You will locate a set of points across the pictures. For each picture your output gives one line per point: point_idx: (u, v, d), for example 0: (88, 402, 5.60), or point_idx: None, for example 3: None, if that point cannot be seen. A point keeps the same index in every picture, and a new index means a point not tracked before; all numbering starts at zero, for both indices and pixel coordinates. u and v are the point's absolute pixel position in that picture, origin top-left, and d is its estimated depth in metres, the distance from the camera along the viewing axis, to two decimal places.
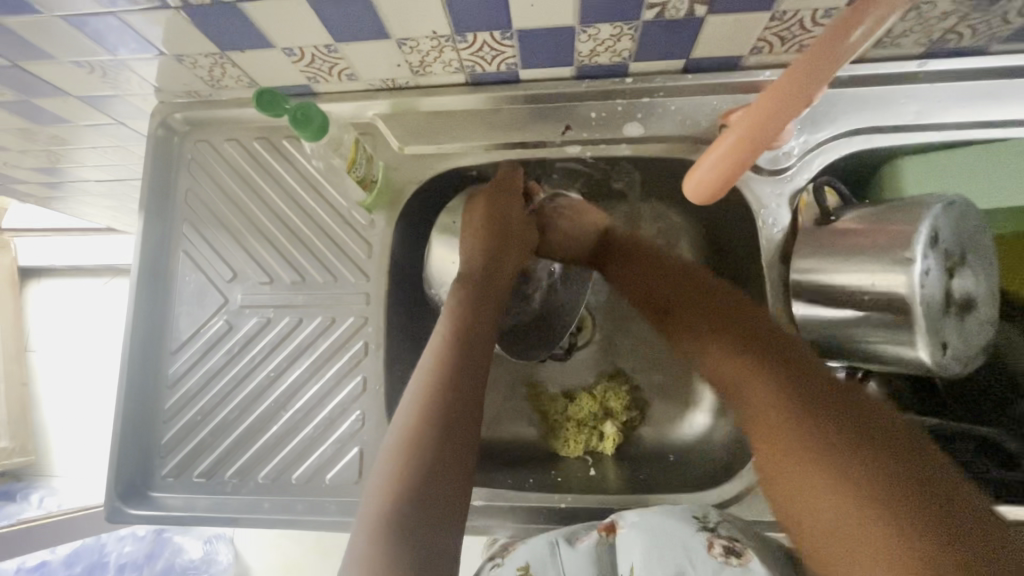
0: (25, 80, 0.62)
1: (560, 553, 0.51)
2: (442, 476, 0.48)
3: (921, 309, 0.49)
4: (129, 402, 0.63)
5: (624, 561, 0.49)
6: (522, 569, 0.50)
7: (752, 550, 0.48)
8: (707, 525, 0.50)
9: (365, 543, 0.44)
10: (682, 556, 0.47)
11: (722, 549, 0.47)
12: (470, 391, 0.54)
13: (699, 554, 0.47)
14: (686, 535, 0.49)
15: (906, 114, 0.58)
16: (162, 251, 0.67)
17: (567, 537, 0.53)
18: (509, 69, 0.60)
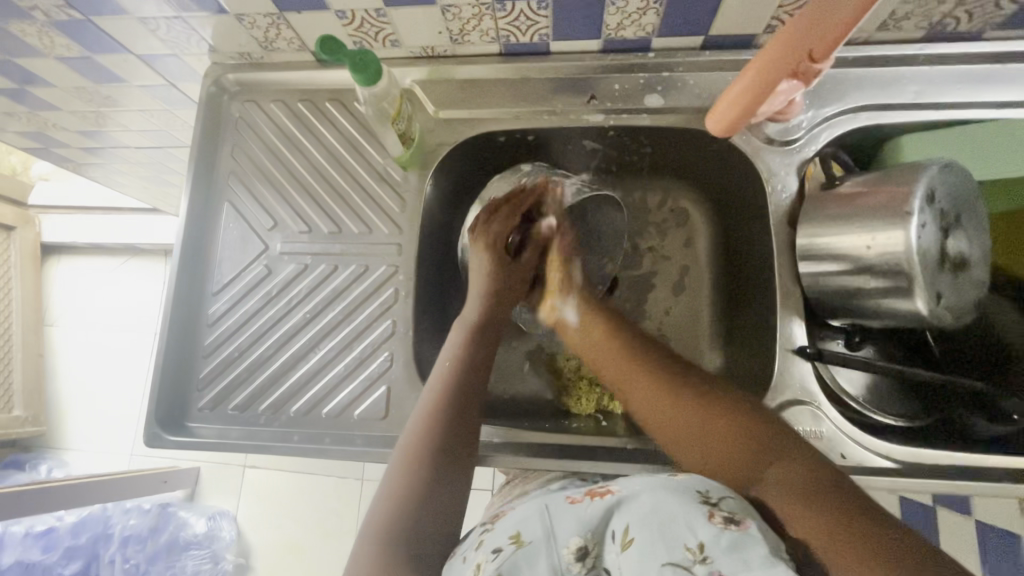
0: (92, 34, 0.67)
1: (550, 514, 0.49)
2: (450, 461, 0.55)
3: (918, 259, 0.53)
4: (171, 338, 0.67)
5: (619, 521, 0.46)
6: (512, 537, 0.48)
7: (752, 518, 0.43)
8: (708, 498, 0.45)
9: (385, 505, 0.52)
10: (678, 524, 0.43)
11: (722, 518, 0.43)
12: (474, 382, 0.60)
13: (697, 522, 0.43)
14: (687, 504, 0.44)
15: (907, 93, 0.63)
16: (208, 201, 0.72)
17: (558, 500, 0.51)
18: (541, 40, 0.65)
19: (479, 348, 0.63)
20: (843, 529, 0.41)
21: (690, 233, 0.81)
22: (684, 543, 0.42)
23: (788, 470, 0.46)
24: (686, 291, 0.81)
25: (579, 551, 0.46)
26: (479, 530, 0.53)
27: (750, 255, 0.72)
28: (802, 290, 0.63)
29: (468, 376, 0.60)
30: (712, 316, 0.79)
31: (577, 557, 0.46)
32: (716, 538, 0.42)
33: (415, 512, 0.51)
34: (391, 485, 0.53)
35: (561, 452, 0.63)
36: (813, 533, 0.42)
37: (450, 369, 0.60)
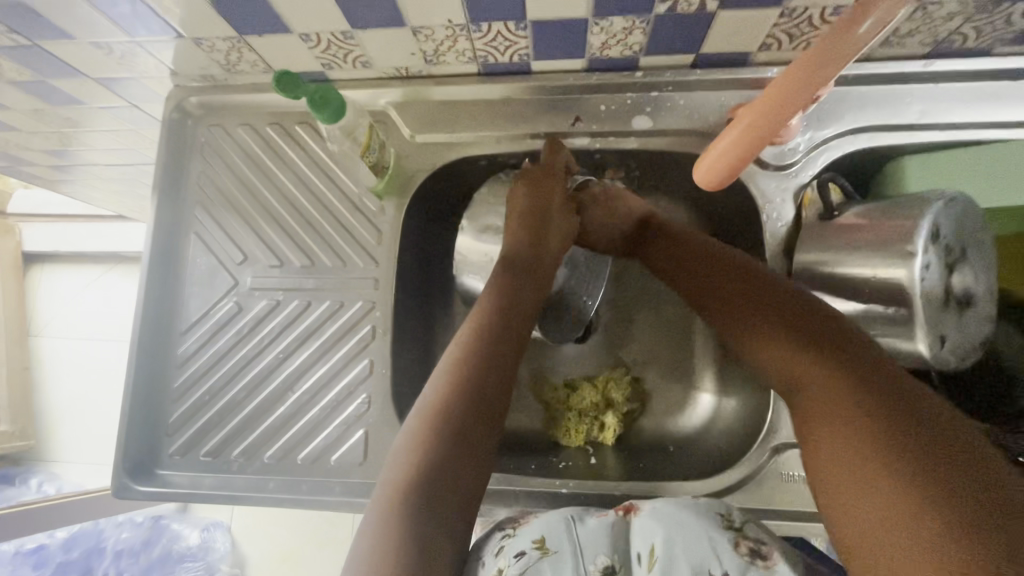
0: (43, 59, 0.63)
1: (577, 527, 0.48)
2: (461, 470, 0.46)
3: (921, 301, 0.49)
4: (139, 381, 0.64)
5: (643, 542, 0.46)
6: (538, 542, 0.47)
7: (780, 554, 0.45)
8: (732, 525, 0.47)
9: (376, 523, 0.41)
10: (702, 548, 0.44)
11: (748, 548, 0.45)
12: (497, 381, 0.51)
13: (722, 549, 0.44)
14: (711, 530, 0.46)
15: (910, 113, 0.60)
16: (174, 233, 0.68)
17: (584, 515, 0.50)
18: (521, 60, 0.61)
19: (487, 359, 0.52)
20: (915, 499, 0.35)
21: None
22: (707, 567, 0.43)
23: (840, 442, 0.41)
24: (678, 315, 0.78)
25: (606, 570, 0.45)
26: (496, 535, 0.49)
27: None
28: None
29: (484, 382, 0.50)
30: (705, 342, 0.76)
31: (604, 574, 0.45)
32: (741, 571, 0.43)
33: (417, 536, 0.41)
34: (385, 499, 0.43)
35: (547, 496, 0.61)
36: (874, 519, 0.37)
37: (460, 358, 0.52)
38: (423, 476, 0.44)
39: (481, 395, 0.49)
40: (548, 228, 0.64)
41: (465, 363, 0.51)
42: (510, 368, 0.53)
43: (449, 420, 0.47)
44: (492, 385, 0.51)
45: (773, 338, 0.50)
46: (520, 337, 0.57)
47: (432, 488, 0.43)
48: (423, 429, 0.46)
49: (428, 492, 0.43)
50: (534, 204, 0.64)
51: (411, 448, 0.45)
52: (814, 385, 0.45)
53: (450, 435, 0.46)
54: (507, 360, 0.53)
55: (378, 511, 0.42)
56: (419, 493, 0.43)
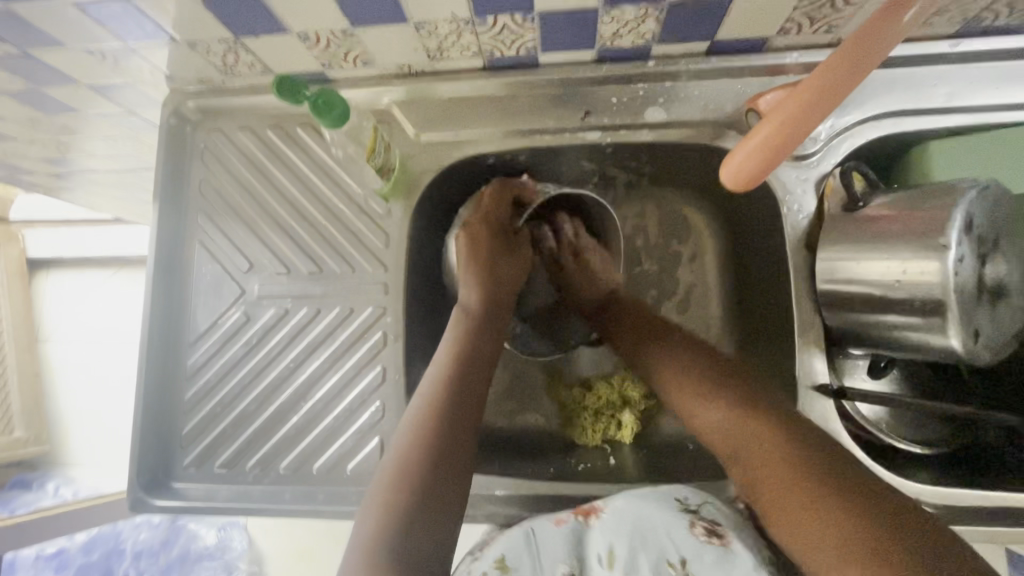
0: (35, 67, 0.61)
1: (537, 540, 0.51)
2: (447, 483, 0.51)
3: (954, 294, 0.48)
4: (149, 394, 0.63)
5: (602, 543, 0.50)
6: (498, 562, 0.50)
7: (733, 532, 0.50)
8: (691, 508, 0.52)
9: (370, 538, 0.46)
10: (660, 533, 0.50)
11: (703, 530, 0.50)
12: (472, 399, 0.57)
13: (678, 534, 0.49)
14: (669, 517, 0.51)
15: (937, 96, 0.57)
16: (177, 242, 0.66)
17: (544, 524, 0.53)
18: (528, 52, 0.59)
19: (464, 385, 0.57)
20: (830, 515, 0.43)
21: (697, 246, 0.76)
22: (665, 552, 0.49)
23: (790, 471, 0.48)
24: (693, 310, 0.76)
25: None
26: (465, 561, 0.52)
27: (762, 276, 0.67)
28: (822, 319, 0.58)
29: (462, 400, 0.56)
30: (722, 337, 0.74)
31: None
32: (698, 553, 0.48)
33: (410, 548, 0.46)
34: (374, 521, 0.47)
35: (567, 499, 0.60)
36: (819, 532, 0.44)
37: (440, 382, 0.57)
38: (413, 506, 0.48)
39: (460, 427, 0.54)
40: (497, 268, 0.69)
41: (445, 384, 0.57)
42: (484, 388, 0.59)
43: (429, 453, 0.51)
44: (469, 402, 0.57)
45: (704, 375, 0.60)
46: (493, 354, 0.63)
47: (420, 514, 0.48)
48: (412, 451, 0.51)
49: (419, 506, 0.48)
50: (476, 247, 0.68)
51: (394, 485, 0.49)
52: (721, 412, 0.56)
53: (428, 470, 0.50)
54: (483, 375, 0.59)
55: (370, 528, 0.47)
56: (411, 508, 0.48)
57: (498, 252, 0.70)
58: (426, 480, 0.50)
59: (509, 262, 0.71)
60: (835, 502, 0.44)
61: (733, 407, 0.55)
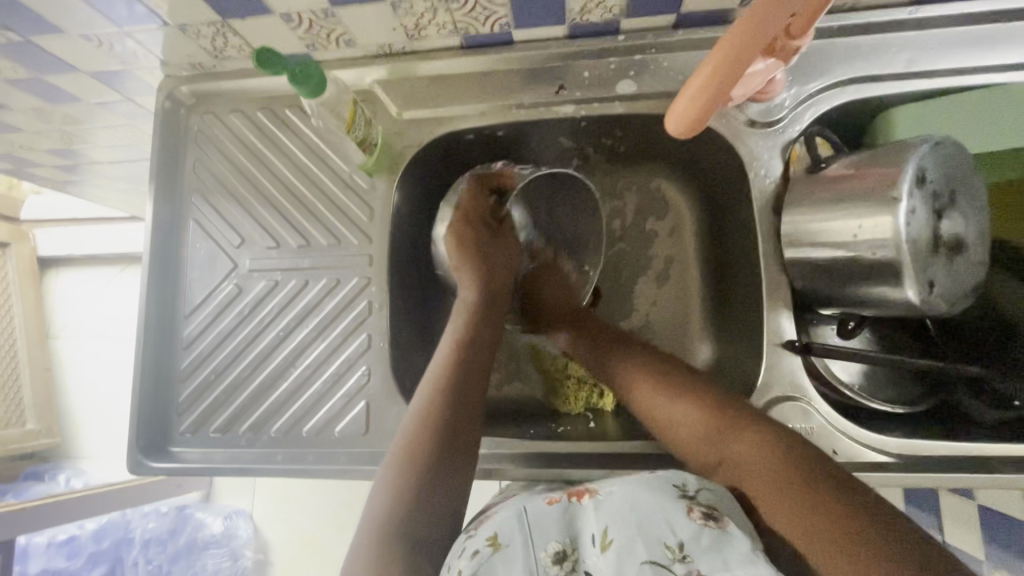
0: (38, 56, 0.65)
1: (528, 517, 0.49)
2: (447, 459, 0.53)
3: (907, 246, 0.49)
4: (147, 363, 0.66)
5: (598, 524, 0.48)
6: (489, 538, 0.47)
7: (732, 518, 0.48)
8: (686, 492, 0.49)
9: (382, 511, 0.50)
10: (656, 520, 0.47)
11: (701, 514, 0.47)
12: (473, 378, 0.59)
13: (676, 517, 0.47)
14: (667, 502, 0.48)
15: (898, 62, 0.59)
16: (173, 220, 0.69)
17: (536, 503, 0.50)
18: (502, 30, 0.61)
19: (468, 366, 0.60)
20: (812, 510, 0.45)
21: (677, 220, 0.78)
22: (664, 540, 0.46)
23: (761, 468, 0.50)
24: (672, 281, 0.78)
25: (558, 555, 0.46)
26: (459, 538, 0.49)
27: (735, 243, 0.69)
28: (789, 280, 0.60)
29: (466, 380, 0.58)
30: (701, 307, 0.76)
31: (555, 561, 0.46)
32: (695, 535, 0.46)
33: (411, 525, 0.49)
34: (381, 506, 0.50)
35: (547, 458, 0.62)
36: (810, 530, 0.45)
37: (444, 365, 0.59)
38: (420, 486, 0.51)
39: (464, 405, 0.56)
40: (486, 260, 0.70)
41: (449, 366, 0.59)
42: (485, 368, 0.61)
43: (438, 433, 0.54)
44: (471, 382, 0.59)
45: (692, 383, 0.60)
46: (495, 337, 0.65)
47: (433, 480, 0.51)
48: (421, 429, 0.54)
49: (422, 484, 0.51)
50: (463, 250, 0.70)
51: (405, 463, 0.52)
52: (697, 414, 0.56)
53: (439, 445, 0.53)
54: (484, 356, 0.62)
55: (379, 508, 0.50)
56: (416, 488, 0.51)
57: (490, 247, 0.72)
58: (435, 457, 0.52)
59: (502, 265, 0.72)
60: (830, 496, 0.46)
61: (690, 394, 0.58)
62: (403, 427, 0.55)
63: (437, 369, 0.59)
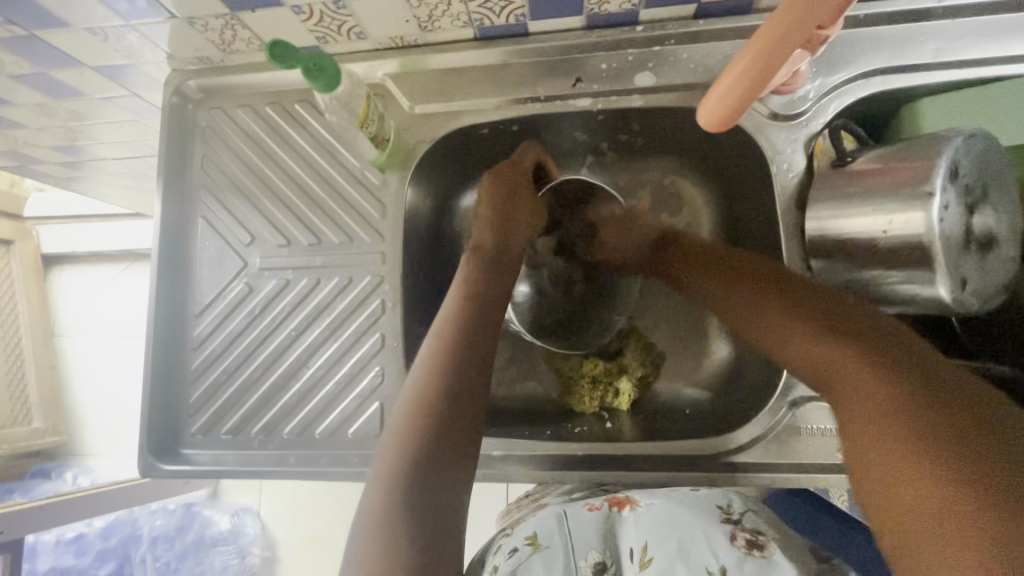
0: (43, 50, 0.63)
1: (569, 521, 0.52)
2: (453, 422, 0.50)
3: (940, 242, 0.48)
4: (158, 363, 0.65)
5: (639, 542, 0.50)
6: (529, 538, 0.50)
7: (775, 545, 0.49)
8: (729, 516, 0.52)
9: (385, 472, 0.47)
10: (698, 545, 0.49)
11: (744, 541, 0.49)
12: (481, 338, 0.57)
13: (717, 541, 0.49)
14: (709, 525, 0.50)
15: (926, 52, 0.57)
16: (181, 218, 0.68)
17: (577, 509, 0.53)
18: (518, 21, 0.60)
19: (474, 326, 0.57)
20: (894, 441, 0.41)
21: (693, 216, 0.76)
22: (704, 564, 0.47)
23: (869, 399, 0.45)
24: None
25: (598, 565, 0.50)
26: (498, 535, 0.53)
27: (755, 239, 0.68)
28: (812, 277, 0.58)
29: (472, 339, 0.56)
30: None
31: (595, 570, 0.49)
32: (737, 562, 0.47)
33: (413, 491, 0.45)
34: (384, 467, 0.47)
35: (564, 459, 0.62)
36: (894, 463, 0.40)
37: (449, 324, 0.57)
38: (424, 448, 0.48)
39: (470, 363, 0.54)
40: (511, 233, 0.68)
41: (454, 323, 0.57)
42: (491, 329, 0.59)
43: (447, 396, 0.51)
44: (477, 341, 0.56)
45: (812, 300, 0.56)
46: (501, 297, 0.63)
47: (437, 440, 0.49)
48: (425, 386, 0.52)
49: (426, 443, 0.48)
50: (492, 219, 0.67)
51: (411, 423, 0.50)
52: (824, 346, 0.51)
53: (443, 397, 0.51)
54: (492, 317, 0.59)
55: (383, 469, 0.47)
56: (419, 447, 0.48)
57: (511, 213, 0.68)
58: (439, 415, 0.50)
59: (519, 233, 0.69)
60: (939, 430, 0.40)
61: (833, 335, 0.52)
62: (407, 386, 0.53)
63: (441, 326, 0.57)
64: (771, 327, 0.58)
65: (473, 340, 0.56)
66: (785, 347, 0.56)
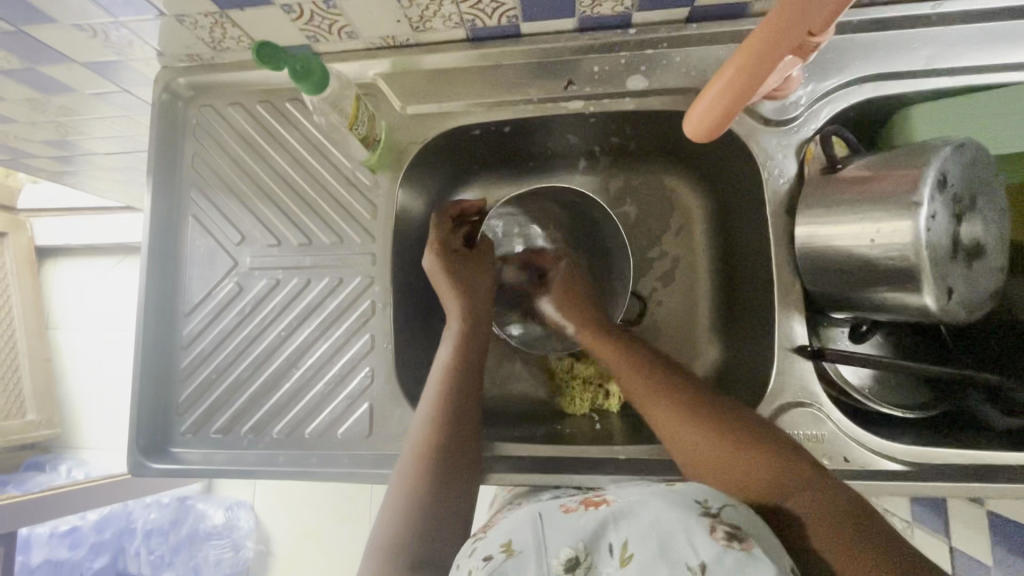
0: (30, 46, 0.63)
1: (543, 524, 0.50)
2: (449, 489, 0.57)
3: (927, 252, 0.48)
4: (147, 362, 0.65)
5: (617, 534, 0.47)
6: (504, 546, 0.49)
7: (756, 539, 0.44)
8: (709, 510, 0.47)
9: (389, 539, 0.54)
10: (678, 539, 0.44)
11: (724, 533, 0.44)
12: (467, 403, 0.61)
13: (697, 534, 0.44)
14: (688, 517, 0.46)
15: (918, 59, 0.57)
16: (171, 217, 0.68)
17: (552, 510, 0.52)
18: (510, 22, 0.59)
19: (462, 393, 0.61)
20: (828, 522, 0.45)
21: (685, 219, 0.76)
22: (685, 560, 0.43)
23: (795, 491, 0.48)
24: (680, 280, 0.77)
25: (571, 561, 0.46)
26: (471, 541, 0.52)
27: (745, 243, 0.68)
28: (802, 284, 0.58)
29: (461, 406, 0.60)
30: (709, 308, 0.75)
31: (567, 567, 0.45)
32: (718, 556, 0.42)
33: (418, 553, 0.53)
34: (386, 537, 0.54)
35: (551, 462, 0.62)
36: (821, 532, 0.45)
37: (437, 392, 0.61)
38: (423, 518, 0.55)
39: (459, 431, 0.59)
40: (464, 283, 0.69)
41: (444, 392, 0.61)
42: (476, 390, 0.63)
43: (436, 469, 0.56)
44: (465, 406, 0.61)
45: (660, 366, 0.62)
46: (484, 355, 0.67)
47: (433, 505, 0.55)
48: (420, 461, 0.57)
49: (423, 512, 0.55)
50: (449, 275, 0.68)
51: (410, 488, 0.56)
52: (710, 435, 0.54)
53: (436, 472, 0.56)
54: (476, 379, 0.63)
55: (383, 539, 0.54)
56: (417, 517, 0.55)
57: (463, 267, 0.70)
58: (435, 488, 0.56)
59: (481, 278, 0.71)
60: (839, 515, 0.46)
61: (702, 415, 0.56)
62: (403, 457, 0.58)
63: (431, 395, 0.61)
64: (667, 426, 0.57)
65: (457, 408, 0.60)
66: (681, 450, 0.56)
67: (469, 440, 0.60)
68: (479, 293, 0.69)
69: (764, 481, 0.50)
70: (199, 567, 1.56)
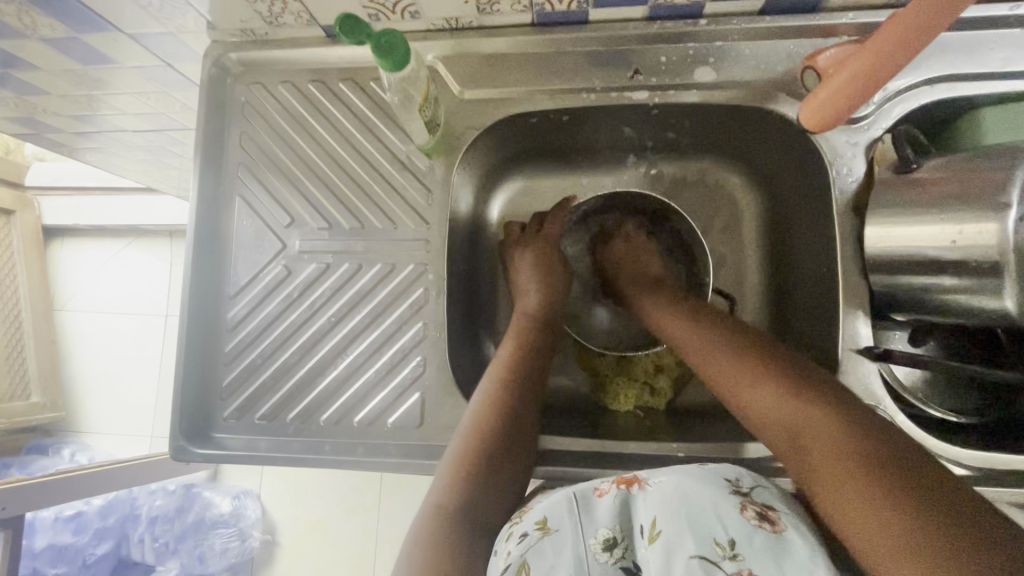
0: (78, 14, 0.61)
1: (579, 505, 0.48)
2: (505, 470, 0.55)
3: (1015, 254, 0.47)
4: (191, 343, 0.63)
5: (646, 513, 0.45)
6: (539, 523, 0.47)
7: (788, 522, 0.44)
8: (740, 489, 0.46)
9: (435, 507, 0.52)
10: (708, 514, 0.43)
11: (755, 513, 0.44)
12: (532, 392, 0.61)
13: (727, 513, 0.43)
14: (718, 496, 0.45)
15: (993, 60, 0.56)
16: (217, 195, 0.66)
17: (586, 490, 0.49)
18: (580, 7, 0.58)
19: (526, 380, 0.62)
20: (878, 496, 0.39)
21: (734, 217, 0.76)
22: (713, 535, 0.42)
23: (828, 451, 0.44)
24: (727, 278, 0.76)
25: (608, 543, 0.45)
26: (508, 524, 0.50)
27: (802, 242, 0.67)
28: (868, 286, 0.58)
29: (524, 391, 0.61)
30: (757, 307, 0.74)
31: (606, 547, 0.45)
32: (748, 534, 0.42)
33: (464, 524, 0.50)
34: (434, 503, 0.52)
35: (605, 457, 0.61)
36: (860, 515, 0.40)
37: (501, 374, 0.62)
38: (474, 493, 0.53)
39: (519, 415, 0.59)
40: (548, 277, 0.72)
41: (510, 373, 0.62)
42: (540, 381, 0.63)
43: (496, 446, 0.55)
44: (528, 391, 0.61)
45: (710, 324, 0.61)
46: (550, 347, 0.68)
47: (487, 486, 0.54)
48: (480, 436, 0.56)
49: (478, 486, 0.53)
50: (533, 265, 0.72)
51: (465, 460, 0.54)
52: (762, 397, 0.51)
53: (496, 451, 0.55)
54: (541, 367, 0.64)
55: (431, 505, 0.52)
56: (471, 489, 0.53)
57: (540, 257, 0.72)
58: (491, 465, 0.54)
59: (561, 274, 0.73)
60: (910, 492, 0.39)
61: (756, 374, 0.53)
62: (461, 428, 0.57)
63: (496, 374, 0.61)
64: (730, 386, 0.55)
65: (521, 391, 0.60)
66: (739, 405, 0.54)
67: (529, 427, 0.59)
68: (558, 287, 0.72)
69: (803, 436, 0.47)
70: (204, 556, 1.53)
